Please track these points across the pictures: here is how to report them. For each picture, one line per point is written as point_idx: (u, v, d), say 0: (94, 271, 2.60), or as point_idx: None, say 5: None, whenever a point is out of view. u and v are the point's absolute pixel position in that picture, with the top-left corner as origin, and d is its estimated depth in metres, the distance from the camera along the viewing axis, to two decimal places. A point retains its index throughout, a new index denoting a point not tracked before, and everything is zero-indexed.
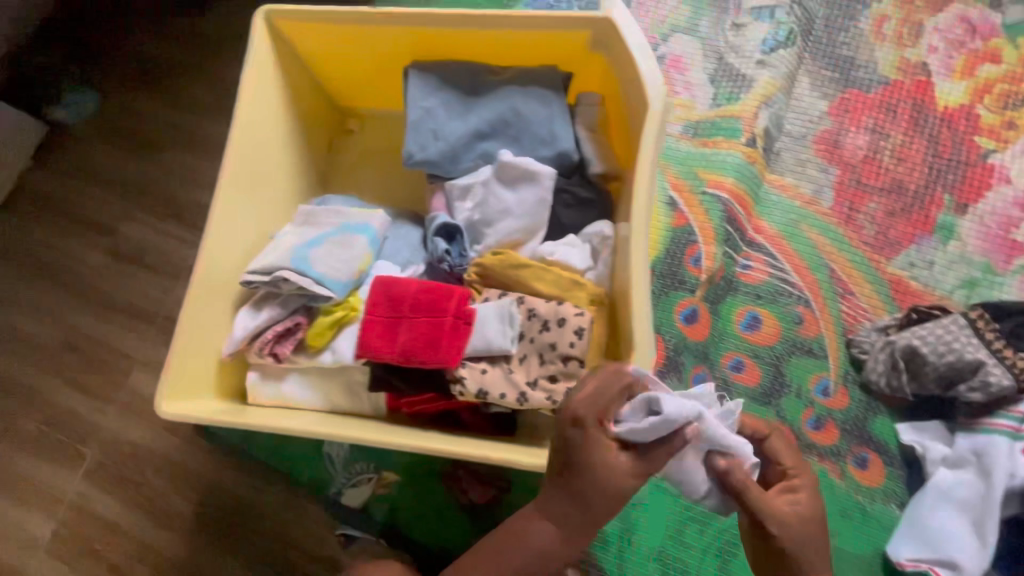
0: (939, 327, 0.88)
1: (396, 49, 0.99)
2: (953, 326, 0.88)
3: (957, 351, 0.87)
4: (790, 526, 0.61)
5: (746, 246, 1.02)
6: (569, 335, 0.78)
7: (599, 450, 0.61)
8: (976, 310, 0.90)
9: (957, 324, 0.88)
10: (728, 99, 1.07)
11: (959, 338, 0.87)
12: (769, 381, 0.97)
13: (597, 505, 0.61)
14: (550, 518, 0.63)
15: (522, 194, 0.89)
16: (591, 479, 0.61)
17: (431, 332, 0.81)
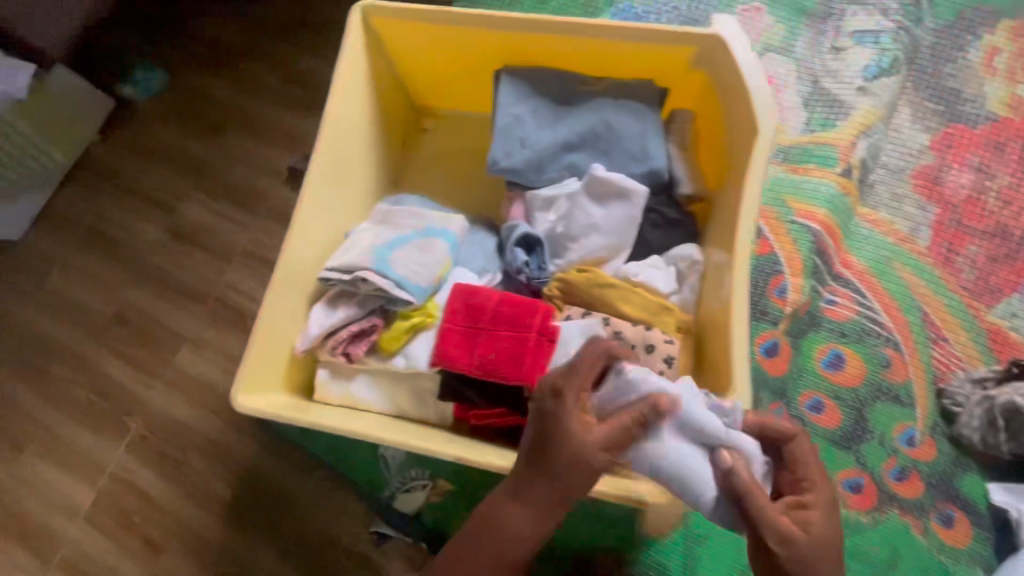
0: None
1: (488, 52, 0.98)
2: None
3: None
4: (783, 524, 0.58)
5: (832, 280, 0.98)
6: (657, 363, 0.76)
7: (568, 436, 0.60)
8: None
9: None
10: (822, 125, 1.02)
11: None
12: (850, 425, 0.92)
13: (570, 485, 0.61)
14: (523, 502, 0.63)
15: (612, 211, 0.86)
16: (556, 457, 0.60)
17: (514, 347, 0.80)
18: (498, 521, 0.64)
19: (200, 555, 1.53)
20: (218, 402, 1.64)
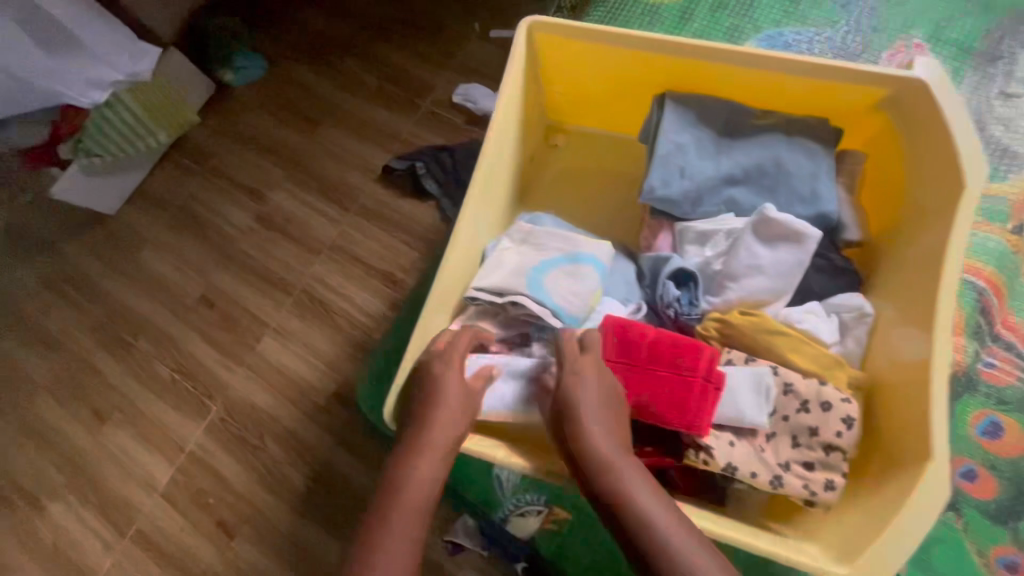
0: None
1: (649, 78, 0.95)
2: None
3: None
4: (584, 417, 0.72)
5: (991, 341, 0.92)
6: (835, 423, 0.72)
7: (433, 377, 0.77)
8: None
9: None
10: (990, 176, 0.97)
11: None
12: (1007, 499, 0.87)
13: (443, 416, 0.75)
14: (424, 443, 0.73)
15: (780, 254, 0.82)
16: (439, 384, 0.77)
17: (674, 392, 0.75)
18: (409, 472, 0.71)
19: (273, 543, 1.50)
20: (296, 392, 1.62)
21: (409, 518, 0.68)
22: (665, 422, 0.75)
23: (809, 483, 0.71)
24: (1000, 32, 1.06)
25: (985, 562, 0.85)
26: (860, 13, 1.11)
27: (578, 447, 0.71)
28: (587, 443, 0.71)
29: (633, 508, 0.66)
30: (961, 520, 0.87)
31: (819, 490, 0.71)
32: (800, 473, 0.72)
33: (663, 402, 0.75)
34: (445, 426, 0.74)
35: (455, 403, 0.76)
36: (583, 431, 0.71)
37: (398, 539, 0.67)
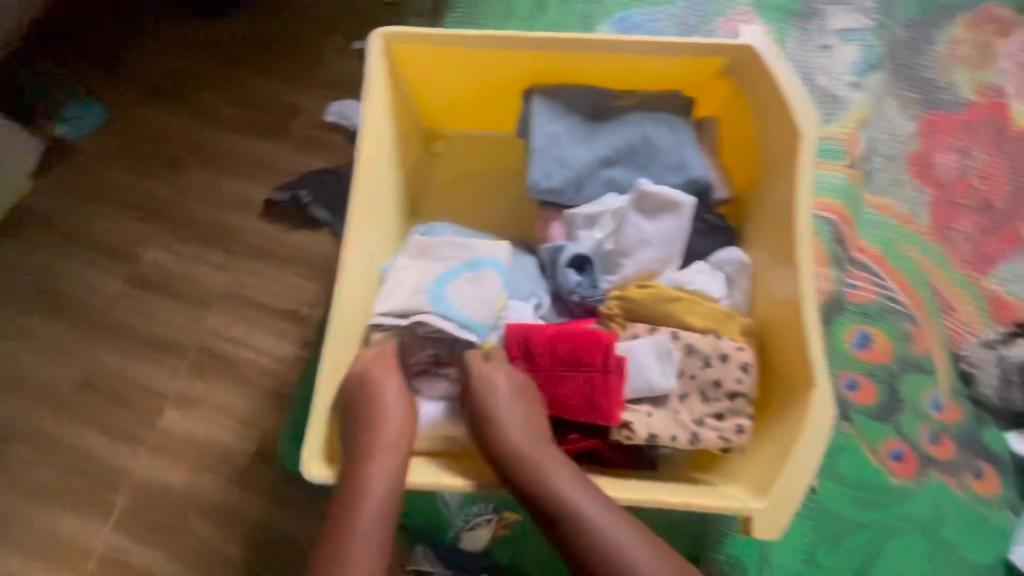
0: None
1: (512, 74, 0.96)
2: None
3: None
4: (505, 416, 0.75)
5: (849, 264, 1.04)
6: (735, 371, 0.78)
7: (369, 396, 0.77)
8: None
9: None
10: (823, 120, 1.09)
11: None
12: (885, 399, 0.99)
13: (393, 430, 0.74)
14: (370, 469, 0.71)
15: (661, 224, 0.87)
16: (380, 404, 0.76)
17: (589, 382, 0.78)
18: (362, 490, 0.70)
19: None
20: (215, 459, 1.48)
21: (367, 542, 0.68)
22: (584, 417, 0.78)
23: (722, 432, 0.76)
24: None
25: (879, 458, 0.96)
26: None
27: (497, 448, 0.74)
28: (504, 444, 0.74)
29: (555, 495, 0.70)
30: (854, 428, 0.98)
31: (732, 436, 0.76)
32: (713, 426, 0.77)
33: (577, 391, 0.79)
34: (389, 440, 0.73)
35: (398, 419, 0.75)
36: (499, 431, 0.75)
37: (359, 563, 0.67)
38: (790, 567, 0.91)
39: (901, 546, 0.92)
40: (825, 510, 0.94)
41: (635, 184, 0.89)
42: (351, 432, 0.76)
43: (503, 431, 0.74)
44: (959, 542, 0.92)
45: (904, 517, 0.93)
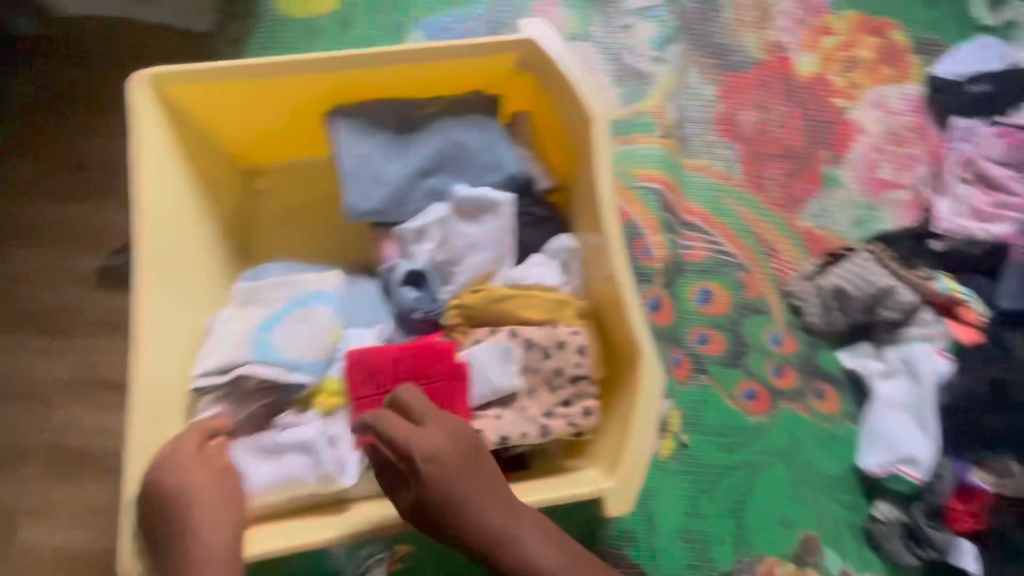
0: (854, 266, 1.05)
1: (310, 98, 0.90)
2: (862, 263, 1.05)
3: (872, 282, 1.03)
4: (450, 479, 0.69)
5: (682, 228, 1.12)
6: (573, 355, 0.79)
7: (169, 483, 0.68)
8: (875, 245, 1.07)
9: (867, 262, 1.05)
10: (636, 97, 1.16)
11: (870, 271, 1.04)
12: (732, 345, 1.06)
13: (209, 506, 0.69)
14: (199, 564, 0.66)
15: (485, 226, 0.87)
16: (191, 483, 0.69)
17: (430, 398, 0.77)
18: None
19: None
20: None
21: None
22: None
23: (570, 418, 0.77)
24: None
25: (735, 400, 1.04)
26: None
27: (444, 514, 0.69)
28: (465, 520, 0.69)
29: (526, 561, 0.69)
30: (711, 378, 1.05)
31: (580, 419, 0.77)
32: (562, 414, 0.77)
33: None
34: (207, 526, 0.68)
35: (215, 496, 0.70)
36: (445, 499, 0.68)
37: None
38: (674, 522, 0.97)
39: (767, 476, 1.01)
40: (696, 461, 1.00)
41: (450, 191, 0.89)
42: (165, 523, 0.68)
43: (452, 499, 0.69)
44: (813, 458, 1.02)
45: (763, 450, 1.02)
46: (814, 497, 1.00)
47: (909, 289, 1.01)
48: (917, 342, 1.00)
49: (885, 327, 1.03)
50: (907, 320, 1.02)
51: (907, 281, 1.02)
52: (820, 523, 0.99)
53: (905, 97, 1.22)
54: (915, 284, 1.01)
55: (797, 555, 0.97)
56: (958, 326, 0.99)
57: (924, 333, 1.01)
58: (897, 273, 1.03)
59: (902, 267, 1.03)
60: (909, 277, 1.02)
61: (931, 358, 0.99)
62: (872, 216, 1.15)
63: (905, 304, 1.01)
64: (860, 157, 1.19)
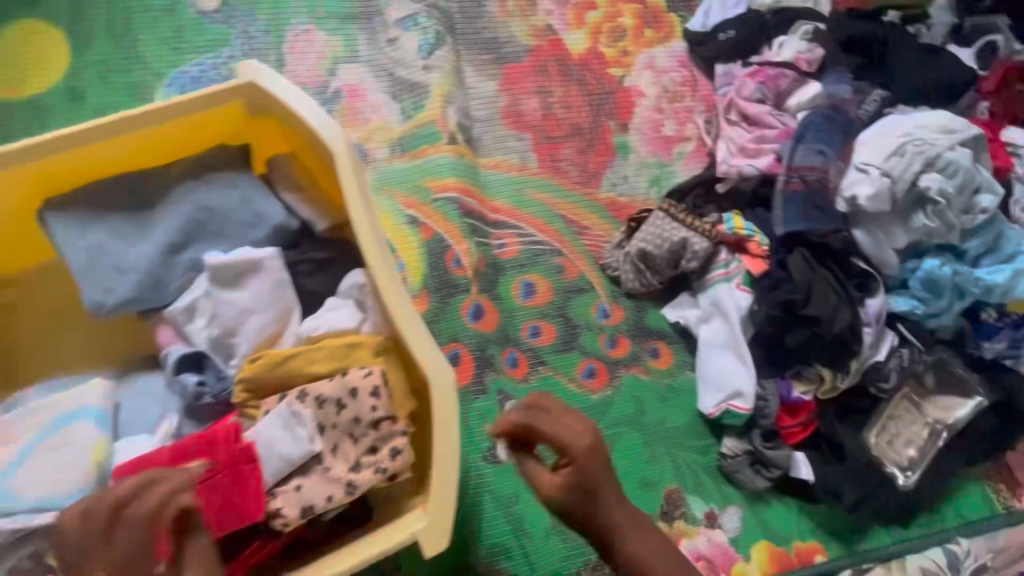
0: (651, 227, 1.08)
1: (20, 195, 0.79)
2: (657, 222, 1.09)
3: (668, 239, 1.07)
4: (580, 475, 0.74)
5: (493, 228, 1.12)
6: (368, 400, 0.75)
7: None
8: (665, 201, 1.12)
9: (662, 220, 1.09)
10: (415, 109, 1.14)
11: (665, 228, 1.08)
12: (563, 331, 1.08)
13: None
14: None
15: (253, 288, 0.81)
16: (191, 552, 0.62)
17: (216, 492, 0.70)
18: None
19: None
20: None
21: None
22: (222, 530, 0.69)
23: (378, 464, 0.74)
24: None
25: (577, 382, 1.06)
26: (242, 23, 1.14)
27: None
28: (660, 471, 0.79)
29: (638, 543, 0.76)
30: (550, 368, 1.06)
31: (390, 462, 0.74)
32: (369, 462, 0.74)
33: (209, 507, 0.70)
34: None
35: None
36: None
37: None
38: (542, 521, 0.96)
39: (623, 447, 1.03)
40: (552, 453, 1.01)
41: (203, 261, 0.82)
42: None
43: None
44: (660, 415, 1.06)
45: (613, 422, 1.04)
46: (669, 452, 1.05)
47: (701, 237, 1.07)
48: (718, 281, 1.06)
49: (692, 275, 1.09)
50: (707, 265, 1.08)
51: (698, 230, 1.07)
52: (679, 474, 1.04)
53: (672, 54, 1.29)
54: (704, 231, 1.07)
55: (663, 513, 1.01)
56: (748, 261, 1.05)
57: (724, 272, 1.06)
58: (688, 223, 1.08)
59: (690, 217, 1.08)
60: (698, 224, 1.07)
61: (732, 295, 1.05)
62: (666, 172, 1.22)
63: (701, 251, 1.06)
64: (643, 119, 1.24)
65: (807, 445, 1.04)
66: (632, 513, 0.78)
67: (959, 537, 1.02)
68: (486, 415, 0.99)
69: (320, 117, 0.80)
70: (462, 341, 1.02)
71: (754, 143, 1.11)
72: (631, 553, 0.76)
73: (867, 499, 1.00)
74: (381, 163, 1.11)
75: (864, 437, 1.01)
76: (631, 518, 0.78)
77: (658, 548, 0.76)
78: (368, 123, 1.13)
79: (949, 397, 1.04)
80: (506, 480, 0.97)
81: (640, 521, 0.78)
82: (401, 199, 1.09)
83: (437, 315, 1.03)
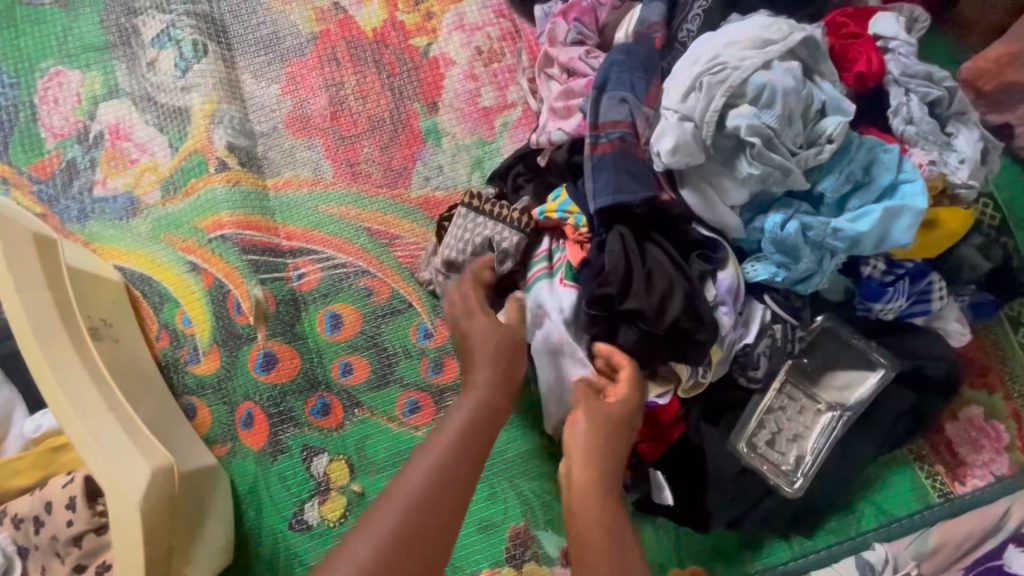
0: (455, 227, 0.88)
1: None
2: (458, 220, 0.88)
3: (471, 240, 0.86)
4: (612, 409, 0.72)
5: (290, 258, 0.97)
6: (63, 514, 0.65)
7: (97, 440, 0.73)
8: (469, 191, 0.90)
9: (459, 221, 0.88)
10: (181, 139, 1.01)
11: (469, 226, 0.87)
12: (377, 363, 0.94)
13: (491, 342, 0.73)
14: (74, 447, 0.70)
15: None
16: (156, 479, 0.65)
17: None
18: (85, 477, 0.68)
19: None
20: None
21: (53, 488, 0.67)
22: None
23: None
24: (112, 15, 1.06)
25: (397, 421, 0.92)
26: None
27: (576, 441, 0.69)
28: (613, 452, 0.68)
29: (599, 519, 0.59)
30: (367, 409, 0.92)
31: None
32: None
33: None
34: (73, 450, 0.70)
35: None
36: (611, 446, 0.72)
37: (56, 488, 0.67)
38: None
39: None
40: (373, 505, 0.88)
41: None
42: None
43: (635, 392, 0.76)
44: (499, 443, 0.91)
45: None
46: (513, 485, 0.89)
47: (511, 228, 0.86)
48: (537, 278, 0.87)
49: (516, 267, 0.90)
50: (529, 259, 0.90)
51: (505, 220, 0.87)
52: (527, 509, 0.88)
53: (485, 7, 1.08)
54: (513, 220, 0.86)
55: (511, 556, 0.86)
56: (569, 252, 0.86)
57: (546, 266, 0.87)
58: (494, 214, 0.87)
59: (498, 206, 0.88)
60: (507, 214, 0.87)
61: (553, 294, 0.85)
62: (489, 152, 1.02)
63: (513, 244, 0.86)
64: (455, 93, 1.04)
65: (675, 457, 0.83)
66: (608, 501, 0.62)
67: (874, 542, 0.79)
68: (289, 478, 0.88)
69: None
70: (254, 398, 0.91)
71: (564, 101, 0.90)
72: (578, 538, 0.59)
73: (744, 515, 0.80)
74: (155, 207, 0.99)
75: (735, 443, 0.81)
76: (596, 502, 0.62)
77: (611, 554, 0.57)
78: (133, 166, 1.00)
79: (844, 373, 0.83)
80: (318, 545, 0.86)
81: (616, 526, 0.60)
82: (178, 245, 0.97)
83: (227, 372, 0.92)
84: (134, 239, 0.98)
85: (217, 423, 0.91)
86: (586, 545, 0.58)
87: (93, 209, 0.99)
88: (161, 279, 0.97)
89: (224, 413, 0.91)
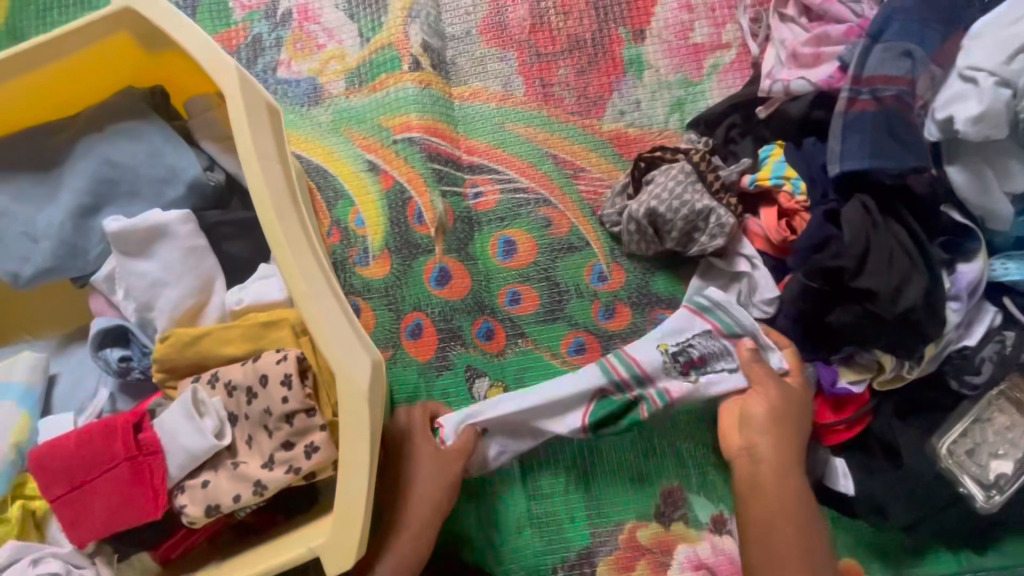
0: (667, 181, 0.82)
1: None
2: (679, 175, 0.82)
3: (688, 203, 0.81)
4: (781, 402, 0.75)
5: (468, 174, 0.93)
6: (278, 390, 0.65)
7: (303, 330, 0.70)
8: (696, 151, 0.84)
9: (679, 174, 0.82)
10: (373, 29, 0.96)
11: (687, 189, 0.82)
12: (548, 298, 0.91)
13: (426, 479, 0.73)
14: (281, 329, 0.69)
15: (162, 256, 0.72)
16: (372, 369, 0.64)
17: (115, 491, 0.64)
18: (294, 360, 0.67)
19: None
20: None
21: (266, 364, 0.66)
22: (126, 525, 0.64)
23: (292, 462, 0.64)
24: None
25: (561, 359, 0.89)
26: None
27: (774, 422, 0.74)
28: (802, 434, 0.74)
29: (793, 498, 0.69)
30: (532, 342, 0.90)
31: (304, 462, 0.64)
32: (283, 458, 0.64)
33: (107, 499, 0.64)
34: (279, 331, 0.69)
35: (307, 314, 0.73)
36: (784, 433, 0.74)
37: (271, 364, 0.66)
38: (513, 510, 0.87)
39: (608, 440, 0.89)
40: None
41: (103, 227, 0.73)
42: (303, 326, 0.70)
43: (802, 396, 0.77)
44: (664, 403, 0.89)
45: None
46: (667, 447, 0.89)
47: (724, 210, 0.82)
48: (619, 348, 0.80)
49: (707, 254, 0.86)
50: (731, 243, 0.84)
51: (721, 200, 0.82)
52: (681, 471, 0.88)
53: None
54: (730, 205, 0.82)
55: (659, 513, 0.87)
56: (765, 218, 0.83)
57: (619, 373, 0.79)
58: (712, 189, 0.82)
59: (721, 180, 0.83)
60: (725, 193, 0.83)
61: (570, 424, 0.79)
62: (693, 94, 0.94)
63: (717, 227, 0.82)
64: (665, 23, 0.96)
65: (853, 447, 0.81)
66: (799, 484, 0.70)
67: None
68: (451, 395, 0.88)
69: (189, 32, 0.65)
70: (424, 311, 0.90)
71: (812, 48, 0.81)
72: (760, 502, 0.70)
73: (920, 521, 0.78)
74: (339, 99, 0.95)
75: (935, 444, 0.76)
76: (790, 477, 0.71)
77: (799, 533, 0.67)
78: (319, 53, 0.96)
79: None
80: None
81: (806, 501, 0.70)
82: (358, 141, 0.94)
83: (398, 279, 0.90)
84: (312, 127, 0.94)
85: (382, 328, 0.89)
86: (777, 527, 0.68)
87: (274, 89, 0.96)
88: (336, 173, 0.94)
89: (390, 319, 0.90)
